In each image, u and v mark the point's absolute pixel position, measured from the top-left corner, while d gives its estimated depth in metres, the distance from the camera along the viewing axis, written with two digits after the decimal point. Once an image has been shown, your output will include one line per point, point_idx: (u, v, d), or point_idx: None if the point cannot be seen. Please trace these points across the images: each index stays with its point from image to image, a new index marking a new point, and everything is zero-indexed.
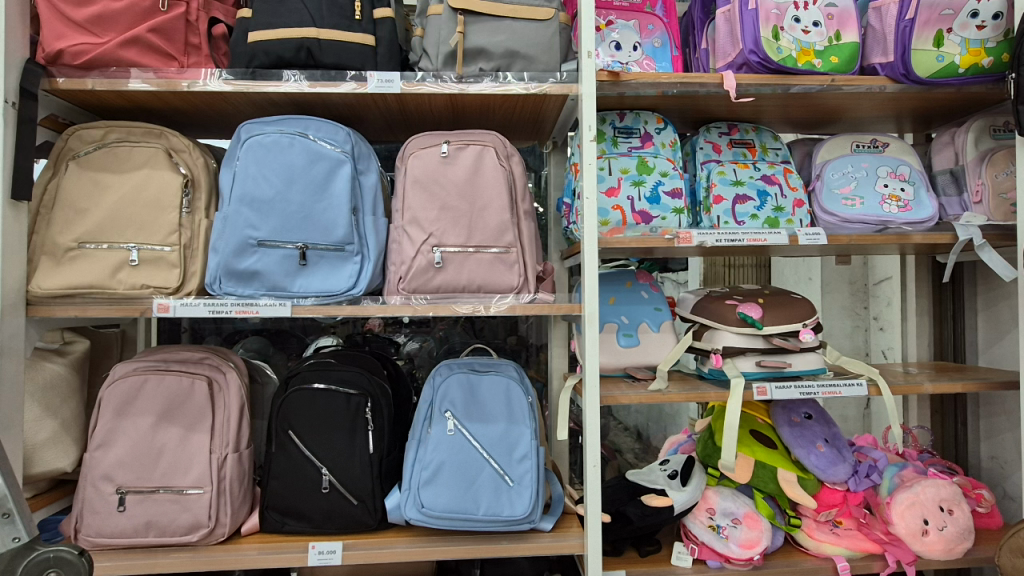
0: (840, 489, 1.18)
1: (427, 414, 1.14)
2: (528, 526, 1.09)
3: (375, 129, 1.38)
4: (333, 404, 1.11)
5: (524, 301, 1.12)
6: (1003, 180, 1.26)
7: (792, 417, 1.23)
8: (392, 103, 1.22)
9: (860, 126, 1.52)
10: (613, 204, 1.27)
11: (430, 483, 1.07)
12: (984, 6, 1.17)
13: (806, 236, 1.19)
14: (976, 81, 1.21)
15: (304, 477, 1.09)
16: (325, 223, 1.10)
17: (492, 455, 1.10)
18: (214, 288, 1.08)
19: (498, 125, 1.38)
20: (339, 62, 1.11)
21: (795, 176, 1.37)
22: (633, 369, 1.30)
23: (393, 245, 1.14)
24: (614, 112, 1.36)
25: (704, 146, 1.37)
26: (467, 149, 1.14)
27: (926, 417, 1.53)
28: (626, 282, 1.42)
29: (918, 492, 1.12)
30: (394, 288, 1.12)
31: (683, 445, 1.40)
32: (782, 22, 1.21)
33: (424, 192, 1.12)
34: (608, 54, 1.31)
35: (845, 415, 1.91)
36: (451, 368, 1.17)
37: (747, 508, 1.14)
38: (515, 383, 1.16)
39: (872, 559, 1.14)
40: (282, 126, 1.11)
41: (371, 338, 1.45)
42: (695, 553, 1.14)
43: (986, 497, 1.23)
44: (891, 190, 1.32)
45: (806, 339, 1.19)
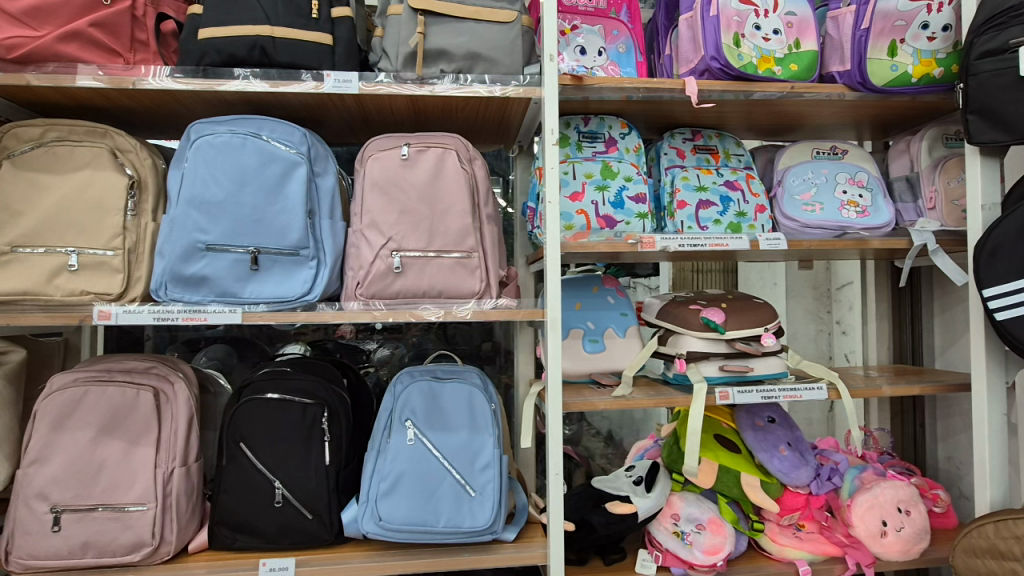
0: (802, 492, 1.19)
1: (387, 423, 1.10)
2: (490, 537, 1.06)
3: (337, 130, 1.35)
4: (287, 415, 1.07)
5: (486, 306, 1.10)
6: (955, 186, 1.29)
7: (755, 421, 1.24)
8: (351, 104, 1.19)
9: (821, 134, 1.55)
10: (578, 208, 1.26)
11: (388, 495, 1.04)
12: (934, 18, 1.20)
13: (767, 241, 1.19)
14: (929, 91, 1.24)
15: (255, 491, 1.05)
16: (279, 227, 1.06)
17: (454, 465, 1.07)
18: (160, 295, 1.03)
19: (463, 128, 1.36)
20: (295, 61, 1.08)
21: (757, 182, 1.39)
22: (598, 376, 1.30)
23: (351, 249, 1.11)
24: (579, 116, 1.36)
25: (668, 151, 1.38)
26: (428, 151, 1.11)
27: (886, 419, 1.56)
28: (593, 287, 1.43)
29: (877, 494, 1.13)
30: (352, 293, 1.09)
31: (649, 450, 1.40)
32: (743, 29, 1.22)
33: (383, 195, 1.10)
34: (573, 59, 1.31)
35: (810, 417, 1.95)
36: (413, 375, 1.14)
37: (712, 513, 1.14)
38: (478, 391, 1.13)
39: (834, 562, 1.14)
40: (235, 126, 1.07)
41: (341, 346, 1.43)
42: (659, 560, 1.13)
43: (942, 497, 1.26)
44: (850, 197, 1.34)
45: (769, 343, 1.19)
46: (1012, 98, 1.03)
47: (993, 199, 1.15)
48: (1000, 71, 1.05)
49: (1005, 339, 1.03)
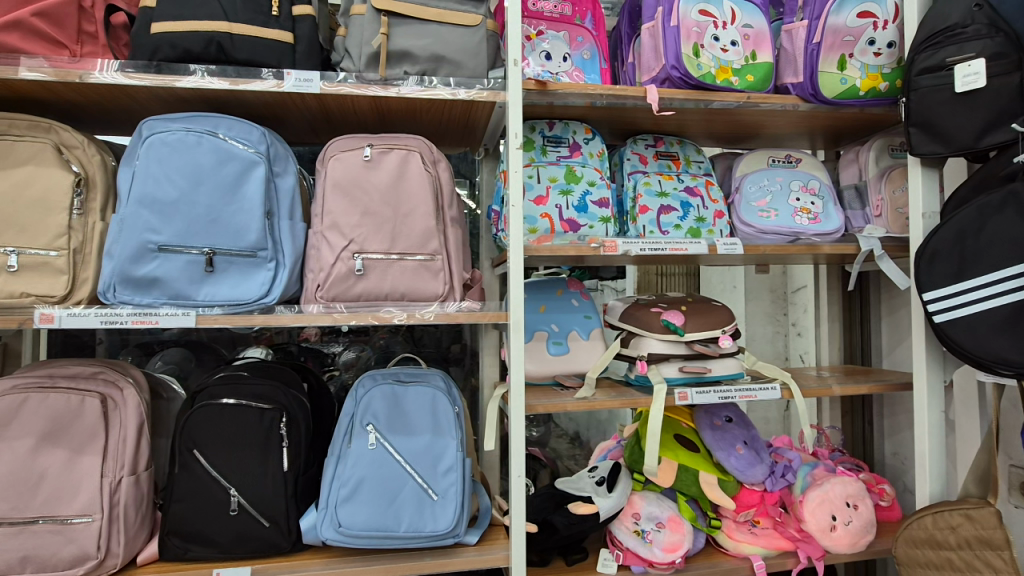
0: (758, 488, 1.22)
1: (348, 428, 1.09)
2: (453, 541, 1.06)
3: (299, 130, 1.33)
4: (244, 420, 1.05)
5: (449, 309, 1.10)
6: (900, 195, 1.36)
7: (714, 421, 1.27)
8: (312, 103, 1.17)
9: (778, 142, 1.61)
10: (542, 212, 1.27)
11: (348, 501, 1.02)
12: (880, 34, 1.26)
13: (724, 246, 1.23)
14: (876, 103, 1.30)
15: (209, 499, 1.02)
16: (235, 227, 1.04)
17: (416, 469, 1.06)
18: (107, 297, 0.99)
19: (429, 130, 1.36)
20: (254, 59, 1.06)
21: (716, 189, 1.43)
22: (562, 378, 1.31)
23: (311, 251, 1.09)
24: (544, 121, 1.37)
25: (631, 157, 1.41)
26: (391, 153, 1.11)
27: (837, 417, 1.63)
28: (557, 290, 1.45)
29: (827, 489, 1.17)
30: (312, 296, 1.07)
31: (611, 451, 1.42)
32: (702, 39, 1.26)
33: (345, 196, 1.08)
34: (538, 64, 1.32)
35: (768, 416, 2.01)
36: (375, 379, 1.13)
37: (671, 511, 1.16)
38: (441, 394, 1.13)
39: (786, 556, 1.18)
40: (190, 123, 1.05)
41: (306, 349, 1.40)
42: (620, 559, 1.14)
43: (887, 491, 1.33)
44: (803, 204, 1.39)
45: (726, 345, 1.22)
46: (949, 113, 1.09)
47: (933, 207, 1.21)
48: (938, 87, 1.11)
49: (945, 341, 1.07)
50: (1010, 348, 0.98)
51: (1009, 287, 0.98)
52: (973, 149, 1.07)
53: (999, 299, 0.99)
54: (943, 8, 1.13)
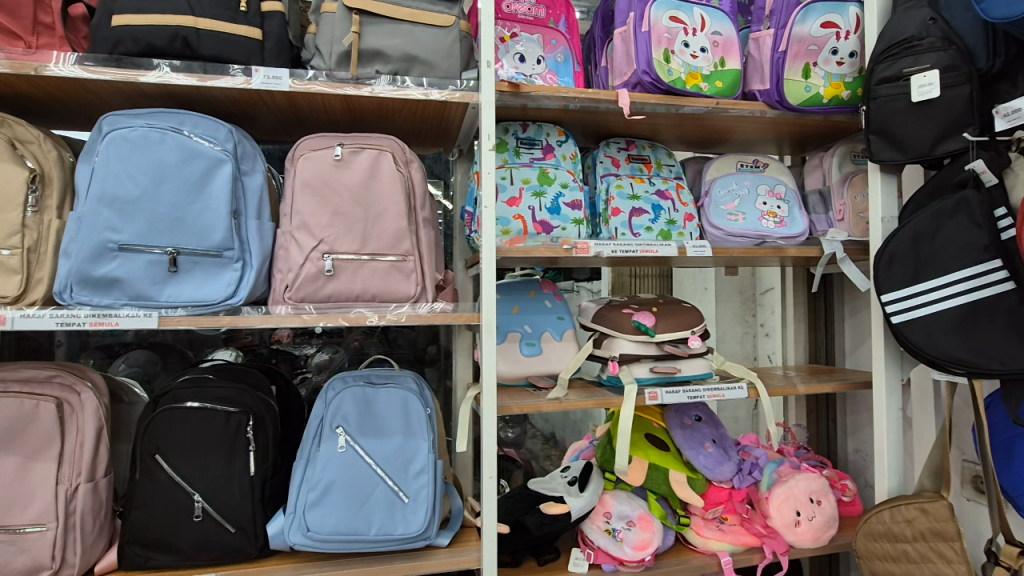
0: (726, 486, 1.25)
1: (318, 431, 1.07)
2: (424, 544, 1.05)
3: (268, 128, 1.31)
4: (209, 424, 1.02)
5: (421, 310, 1.10)
6: (861, 200, 1.40)
7: (683, 420, 1.30)
8: (282, 100, 1.15)
9: (746, 147, 1.65)
10: (514, 213, 1.28)
11: (317, 505, 1.01)
12: (842, 44, 1.30)
13: (693, 248, 1.25)
14: (838, 111, 1.34)
15: (172, 505, 0.99)
16: (200, 227, 1.01)
17: (387, 472, 1.06)
18: (64, 298, 0.96)
19: (402, 130, 1.35)
20: (221, 55, 1.04)
21: (686, 192, 1.46)
22: (535, 378, 1.31)
23: (279, 251, 1.07)
24: (518, 123, 1.37)
25: (604, 160, 1.43)
26: (362, 152, 1.09)
27: (803, 415, 1.68)
28: (530, 291, 1.46)
29: (792, 486, 1.20)
30: (280, 297, 1.05)
31: (584, 451, 1.43)
32: (672, 45, 1.28)
33: (314, 195, 1.07)
34: (512, 66, 1.33)
35: (737, 415, 2.06)
36: (346, 381, 1.11)
37: (641, 510, 1.18)
38: (413, 396, 1.12)
39: (752, 552, 1.21)
40: (153, 120, 1.02)
41: (278, 351, 1.39)
42: (591, 558, 1.15)
43: (850, 487, 1.37)
44: (769, 208, 1.43)
45: (695, 345, 1.24)
46: (906, 121, 1.14)
47: (891, 212, 1.26)
48: (896, 96, 1.15)
49: (902, 341, 1.11)
50: (962, 348, 1.02)
51: (959, 289, 1.03)
52: (929, 157, 1.12)
53: (951, 301, 1.03)
54: (901, 21, 1.17)
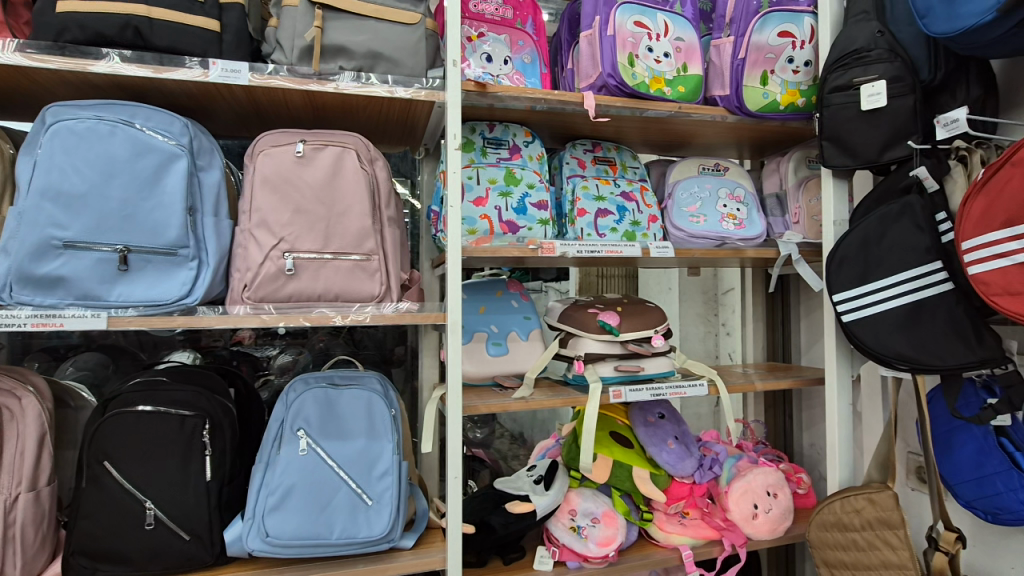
0: (687, 481, 1.27)
1: (278, 434, 1.05)
2: (388, 546, 1.04)
3: (227, 123, 1.27)
4: (162, 428, 0.99)
5: (386, 310, 1.08)
6: (815, 204, 1.46)
7: (647, 417, 1.32)
8: (241, 94, 1.12)
9: (708, 151, 1.69)
10: (481, 213, 1.28)
11: (276, 510, 0.99)
12: (798, 53, 1.35)
13: (656, 249, 1.27)
14: (794, 118, 1.39)
15: (121, 513, 0.95)
16: (153, 224, 0.97)
17: (350, 474, 1.04)
18: (3, 297, 0.91)
19: (367, 127, 1.33)
20: (175, 45, 1.00)
21: (650, 194, 1.49)
22: (501, 378, 1.32)
23: (238, 249, 1.04)
24: (484, 123, 1.38)
25: (570, 162, 1.44)
26: (325, 150, 1.07)
27: (761, 411, 1.73)
28: (496, 291, 1.46)
29: (750, 480, 1.24)
30: (238, 297, 1.02)
31: (550, 450, 1.44)
32: (637, 50, 1.31)
33: (275, 192, 1.04)
34: (479, 66, 1.33)
35: (700, 412, 2.11)
36: (308, 382, 1.09)
37: (606, 507, 1.19)
38: (378, 396, 1.10)
39: (712, 545, 1.24)
40: (102, 111, 0.97)
41: (239, 353, 1.35)
42: (556, 556, 1.16)
43: (804, 480, 1.42)
44: (729, 210, 1.47)
45: (658, 344, 1.27)
46: (856, 129, 1.19)
47: (842, 216, 1.31)
48: (847, 105, 1.21)
49: (852, 339, 1.16)
50: (906, 345, 1.07)
51: (904, 289, 1.08)
52: (877, 163, 1.18)
53: (897, 300, 1.09)
54: (851, 33, 1.22)
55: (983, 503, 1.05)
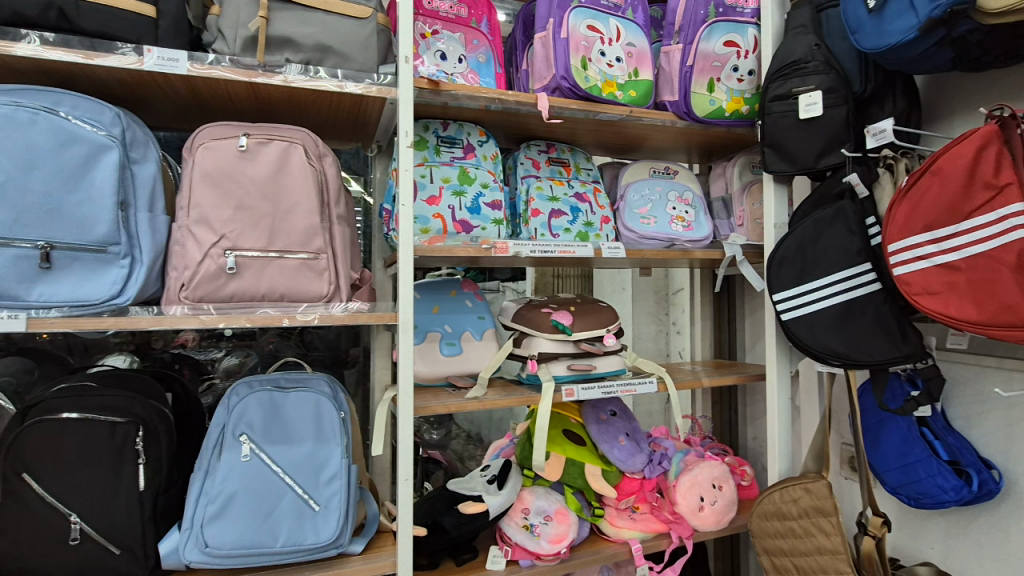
0: (637, 477, 1.31)
1: (218, 440, 1.00)
2: (336, 552, 1.01)
3: (164, 113, 1.21)
4: (90, 437, 0.93)
5: (334, 310, 1.06)
6: (758, 208, 1.52)
7: (599, 415, 1.35)
8: (180, 84, 1.07)
9: (659, 155, 1.74)
10: (434, 212, 1.27)
11: (217, 519, 0.95)
12: (742, 63, 1.41)
13: (608, 249, 1.30)
14: (739, 124, 1.45)
15: (44, 528, 0.89)
16: (80, 219, 0.92)
17: (296, 480, 1.01)
18: None
19: (316, 122, 1.30)
20: (105, 30, 0.94)
21: (602, 196, 1.51)
22: (454, 378, 1.31)
23: (174, 247, 0.99)
24: (438, 121, 1.36)
25: (524, 162, 1.45)
26: (270, 144, 1.04)
27: (708, 407, 1.79)
28: (450, 290, 1.45)
29: (697, 474, 1.28)
30: (175, 297, 0.97)
31: (504, 449, 1.45)
32: (589, 53, 1.32)
33: (216, 188, 1.00)
34: (433, 63, 1.31)
35: (651, 409, 2.17)
36: (251, 386, 1.05)
37: (558, 504, 1.20)
38: (326, 399, 1.07)
39: (660, 538, 1.27)
40: (22, 98, 0.91)
41: (182, 356, 1.29)
42: (508, 555, 1.17)
43: (748, 472, 1.48)
44: (678, 212, 1.51)
45: (610, 343, 1.29)
46: (795, 136, 1.25)
47: (782, 219, 1.38)
48: (786, 113, 1.26)
49: (791, 337, 1.22)
50: (839, 343, 1.13)
51: (837, 289, 1.14)
52: (813, 169, 1.24)
53: (831, 300, 1.15)
54: (791, 45, 1.28)
55: (906, 489, 1.12)
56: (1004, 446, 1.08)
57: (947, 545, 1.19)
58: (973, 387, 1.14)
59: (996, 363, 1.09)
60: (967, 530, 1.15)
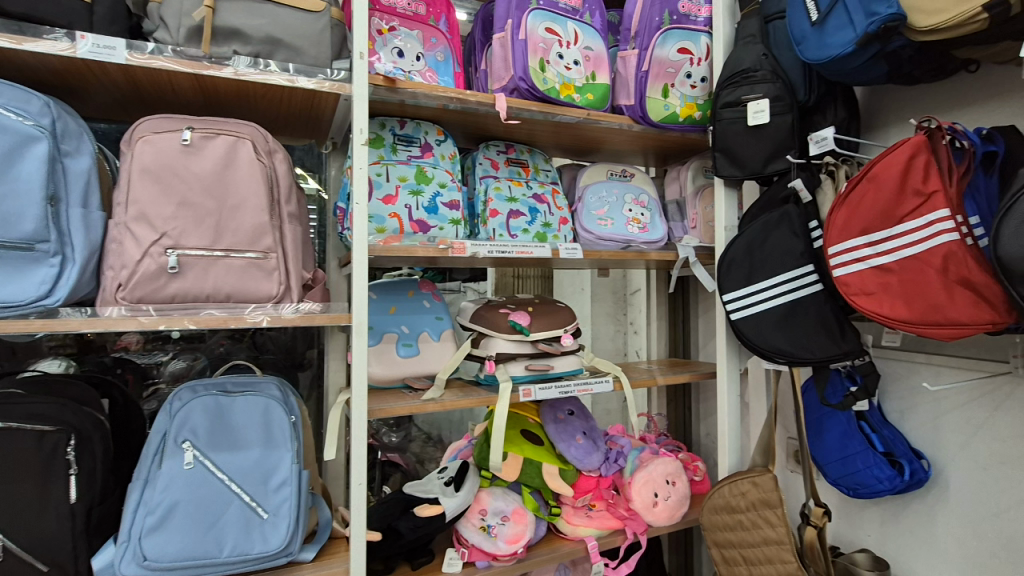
0: (594, 474, 1.32)
1: (159, 447, 0.95)
2: (285, 560, 0.98)
3: (102, 104, 1.15)
4: (15, 447, 0.87)
5: (285, 310, 1.02)
6: (710, 211, 1.57)
7: (557, 415, 1.36)
8: (117, 74, 1.02)
9: (617, 158, 1.77)
10: (390, 212, 1.25)
11: (156, 530, 0.90)
12: (695, 70, 1.45)
13: (565, 250, 1.31)
14: (692, 129, 1.49)
15: None
16: (4, 214, 0.85)
17: (243, 487, 0.97)
18: None
19: (267, 117, 1.26)
20: (34, 14, 0.89)
21: (561, 197, 1.53)
22: (411, 380, 1.29)
23: (111, 245, 0.94)
24: (395, 119, 1.34)
25: (483, 162, 1.45)
26: (216, 139, 1.00)
27: (664, 404, 1.84)
28: (408, 291, 1.43)
29: (651, 470, 1.31)
30: (111, 298, 0.92)
31: (462, 451, 1.44)
32: (548, 55, 1.33)
33: (157, 183, 0.95)
34: (390, 60, 1.29)
35: (610, 407, 2.21)
36: (195, 391, 1.00)
37: (516, 504, 1.21)
38: (276, 403, 1.04)
39: (616, 534, 1.29)
40: None
41: (125, 360, 1.22)
42: (465, 557, 1.16)
43: (700, 467, 1.52)
44: (634, 214, 1.54)
45: (567, 342, 1.30)
46: (744, 142, 1.30)
47: (732, 222, 1.42)
48: (736, 120, 1.31)
49: (740, 336, 1.26)
50: (784, 341, 1.17)
51: (782, 290, 1.19)
52: (761, 174, 1.29)
53: (776, 300, 1.19)
54: (740, 54, 1.33)
55: (846, 480, 1.18)
56: (933, 436, 1.15)
57: (882, 532, 1.25)
58: (906, 382, 1.21)
59: (925, 359, 1.16)
60: (900, 517, 1.21)
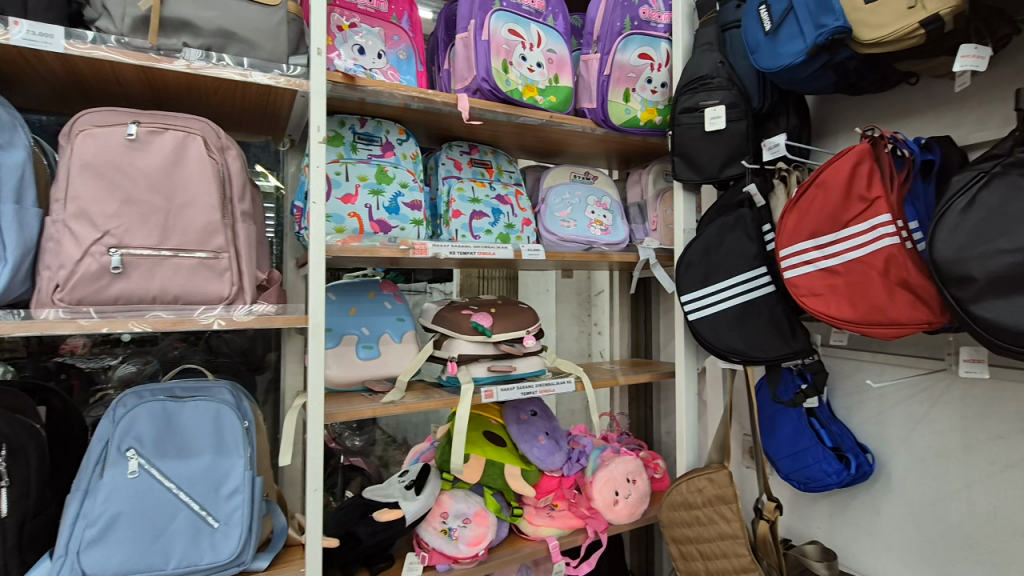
0: (557, 474, 1.33)
1: (101, 456, 0.91)
2: (237, 570, 0.95)
3: (40, 94, 1.09)
4: None
5: (236, 312, 0.99)
6: (669, 214, 1.60)
7: (520, 415, 1.36)
8: (55, 63, 0.96)
9: (580, 160, 1.79)
10: (350, 211, 1.23)
11: (97, 543, 0.86)
12: (655, 75, 1.47)
13: (527, 252, 1.31)
14: (652, 134, 1.52)
15: None
16: None
17: (191, 495, 0.94)
18: None
19: (220, 112, 1.22)
20: None
21: (524, 198, 1.53)
22: (371, 383, 1.27)
23: (47, 243, 0.89)
24: (355, 117, 1.32)
25: (446, 162, 1.44)
26: (164, 134, 0.96)
27: (626, 404, 1.87)
28: (369, 291, 1.41)
29: (612, 469, 1.32)
30: (47, 299, 0.87)
31: (424, 453, 1.42)
32: (511, 57, 1.34)
33: (99, 179, 0.91)
34: (350, 57, 1.27)
35: (574, 407, 2.23)
36: (141, 396, 0.96)
37: (477, 506, 1.20)
38: (228, 407, 1.00)
39: (577, 533, 1.31)
40: None
41: (70, 364, 1.16)
42: (425, 561, 1.15)
43: (660, 465, 1.55)
44: (597, 216, 1.56)
45: (529, 343, 1.31)
46: (701, 147, 1.33)
47: (690, 224, 1.46)
48: (693, 125, 1.34)
49: (697, 336, 1.29)
50: (738, 341, 1.21)
51: (737, 291, 1.22)
52: (717, 178, 1.32)
53: (731, 301, 1.23)
54: (698, 61, 1.36)
55: (797, 474, 1.22)
56: (877, 431, 1.21)
57: (830, 524, 1.31)
58: (852, 379, 1.26)
59: (870, 358, 1.21)
60: (847, 509, 1.27)
